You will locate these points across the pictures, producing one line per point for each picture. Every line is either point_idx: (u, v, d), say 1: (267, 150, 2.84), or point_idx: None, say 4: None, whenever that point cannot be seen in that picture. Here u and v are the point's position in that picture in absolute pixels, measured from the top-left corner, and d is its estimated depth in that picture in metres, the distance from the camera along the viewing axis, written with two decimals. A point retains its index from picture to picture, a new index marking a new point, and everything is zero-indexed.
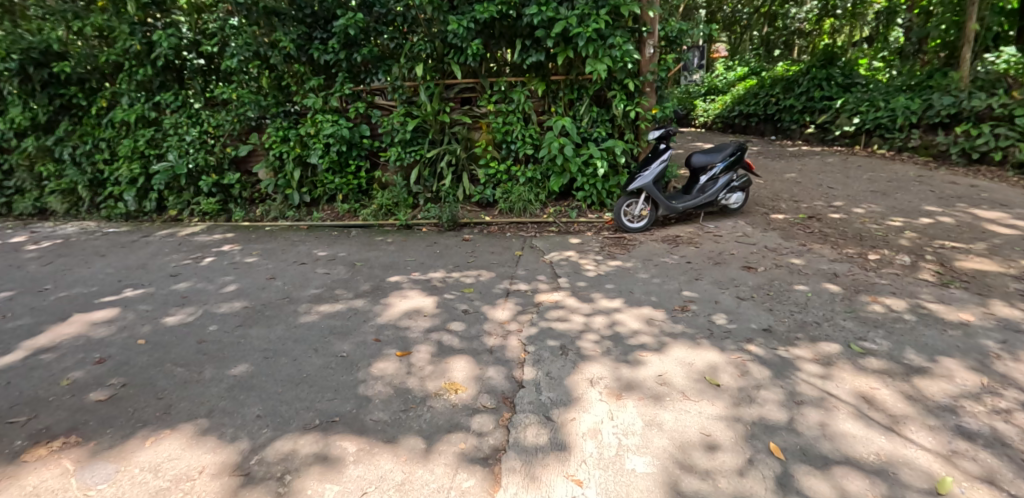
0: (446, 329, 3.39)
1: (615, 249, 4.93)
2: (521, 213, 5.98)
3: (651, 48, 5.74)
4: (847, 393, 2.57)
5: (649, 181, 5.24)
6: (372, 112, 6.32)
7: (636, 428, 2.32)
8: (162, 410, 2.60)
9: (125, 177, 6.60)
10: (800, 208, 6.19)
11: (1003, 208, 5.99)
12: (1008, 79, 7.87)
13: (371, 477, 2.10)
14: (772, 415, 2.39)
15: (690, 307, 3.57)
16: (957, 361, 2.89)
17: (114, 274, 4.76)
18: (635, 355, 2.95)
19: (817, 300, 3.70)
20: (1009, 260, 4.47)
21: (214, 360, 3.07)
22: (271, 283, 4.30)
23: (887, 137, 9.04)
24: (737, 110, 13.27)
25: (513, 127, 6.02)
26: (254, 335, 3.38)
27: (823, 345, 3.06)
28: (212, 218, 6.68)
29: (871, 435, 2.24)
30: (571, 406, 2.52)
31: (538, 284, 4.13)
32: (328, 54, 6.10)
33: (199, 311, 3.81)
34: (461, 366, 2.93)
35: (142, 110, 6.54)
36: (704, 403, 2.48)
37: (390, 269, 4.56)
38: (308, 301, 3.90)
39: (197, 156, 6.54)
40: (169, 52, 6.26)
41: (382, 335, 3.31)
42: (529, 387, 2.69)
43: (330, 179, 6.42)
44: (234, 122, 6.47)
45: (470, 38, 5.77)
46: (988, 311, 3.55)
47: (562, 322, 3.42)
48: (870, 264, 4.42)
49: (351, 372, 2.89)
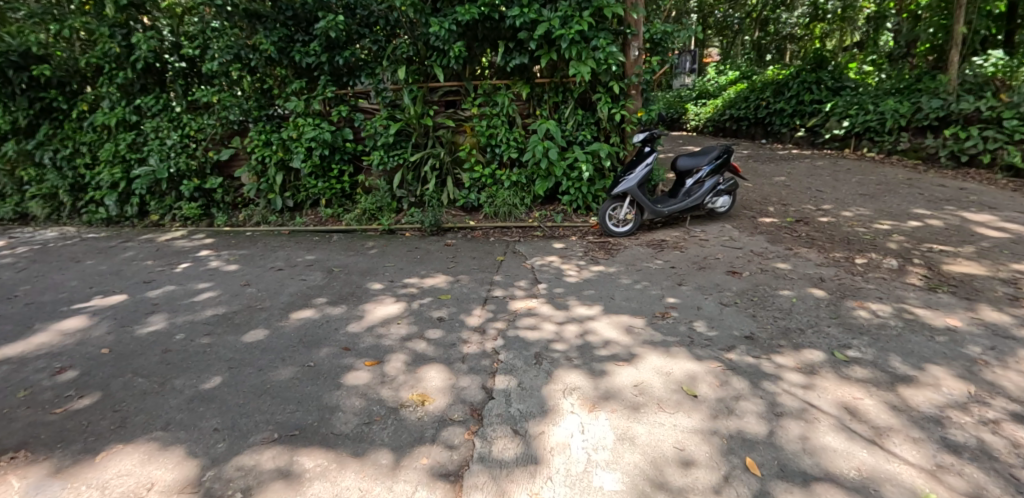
0: (421, 337, 3.27)
1: (598, 254, 4.84)
2: (506, 218, 5.88)
3: (635, 51, 5.66)
4: (830, 403, 2.47)
5: (634, 185, 5.15)
6: (355, 116, 6.24)
7: (607, 442, 2.20)
8: (117, 423, 2.44)
9: (106, 181, 6.47)
10: (789, 212, 6.14)
11: (992, 210, 5.96)
12: (996, 82, 7.92)
13: (327, 495, 1.97)
14: (751, 427, 2.27)
15: (670, 314, 3.48)
16: (944, 369, 2.83)
17: (87, 281, 4.62)
18: (609, 365, 2.84)
19: (801, 305, 3.62)
20: (998, 263, 4.43)
21: (177, 370, 2.90)
22: (246, 290, 4.17)
23: (876, 140, 9.04)
24: (727, 114, 13.26)
25: (498, 130, 5.94)
26: (222, 343, 3.23)
27: (807, 352, 2.96)
28: (193, 223, 6.52)
29: (853, 449, 2.15)
30: (544, 416, 2.41)
31: (516, 290, 4.03)
32: (309, 57, 5.93)
33: (169, 318, 3.67)
34: (431, 376, 2.80)
35: (123, 114, 6.41)
36: (679, 415, 2.36)
37: (367, 275, 4.44)
38: (280, 309, 3.77)
39: (178, 160, 6.41)
40: (148, 54, 6.18)
41: (353, 344, 3.17)
42: (499, 398, 2.57)
43: (313, 184, 6.32)
44: (217, 125, 6.39)
45: (453, 40, 5.67)
46: (976, 316, 3.50)
47: (534, 330, 3.31)
48: (857, 268, 4.35)
49: (316, 382, 2.74)
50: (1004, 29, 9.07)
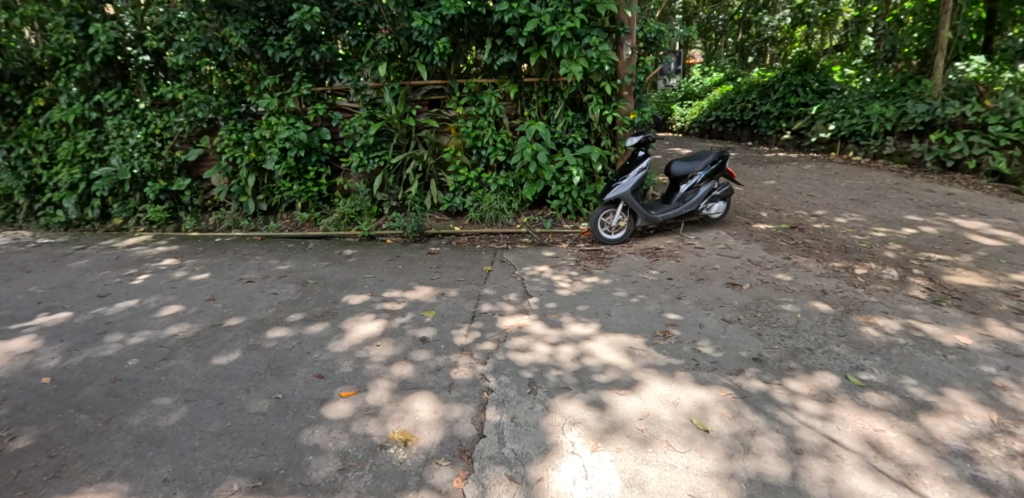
0: (403, 361, 2.98)
1: (591, 264, 4.60)
2: (493, 223, 5.62)
3: (629, 50, 5.43)
4: (851, 438, 2.27)
5: (627, 190, 4.92)
6: (332, 114, 5.90)
7: (613, 490, 1.95)
8: (52, 472, 2.10)
9: (65, 182, 6.02)
10: (782, 217, 5.99)
11: (982, 216, 5.89)
12: (979, 87, 7.89)
13: None
14: (771, 470, 2.06)
15: (672, 333, 3.25)
16: (962, 394, 2.66)
17: (35, 294, 4.22)
18: (611, 394, 2.60)
19: (807, 321, 3.43)
20: (997, 274, 4.32)
21: (127, 405, 2.57)
22: (211, 306, 3.83)
23: (862, 144, 9.02)
24: (713, 115, 13.21)
25: (484, 132, 5.68)
26: (179, 371, 2.90)
27: (819, 377, 2.77)
28: (159, 227, 6.11)
29: (883, 494, 1.94)
30: (543, 458, 2.15)
31: (506, 305, 3.77)
32: (283, 51, 5.62)
33: (123, 339, 3.31)
34: (415, 408, 2.53)
35: (82, 110, 5.98)
36: (691, 455, 2.13)
37: (345, 288, 4.14)
38: (248, 328, 3.44)
39: (142, 160, 6.00)
40: (108, 46, 5.74)
41: (327, 371, 2.87)
42: (491, 437, 2.30)
43: (288, 186, 5.98)
44: (184, 123, 6.00)
45: (437, 36, 5.38)
46: (985, 332, 3.35)
47: (526, 353, 3.05)
48: (858, 279, 4.20)
49: (284, 418, 2.44)
50: (983, 35, 9.10)
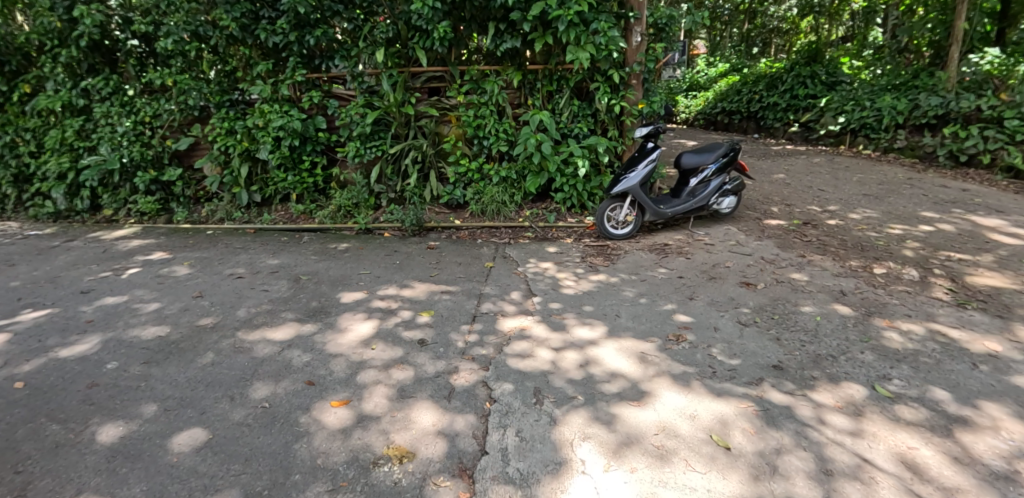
0: (400, 365, 2.80)
1: (596, 260, 4.41)
2: (494, 216, 5.43)
3: (638, 36, 5.22)
4: (885, 457, 2.09)
5: (635, 184, 4.72)
6: (328, 102, 5.70)
7: None
8: (16, 490, 1.93)
9: (53, 172, 5.80)
10: (794, 213, 5.80)
11: (1000, 214, 5.69)
12: (996, 80, 7.59)
13: None
14: (801, 494, 1.88)
15: (685, 337, 3.07)
16: (998, 407, 2.47)
17: (16, 290, 4.03)
18: (622, 405, 2.41)
19: (827, 325, 3.24)
20: (1022, 275, 4.12)
21: (102, 414, 2.39)
22: (199, 303, 3.64)
23: (873, 137, 8.79)
24: (719, 107, 12.94)
25: (485, 121, 5.45)
26: (161, 376, 2.71)
27: (845, 387, 2.59)
28: (150, 218, 5.93)
29: None
30: (552, 479, 1.98)
31: (509, 304, 3.59)
32: (277, 36, 5.35)
33: (104, 340, 3.13)
34: (413, 418, 2.34)
35: (69, 97, 5.76)
36: (713, 476, 1.96)
37: (339, 284, 3.95)
38: (237, 328, 3.26)
39: (131, 149, 5.78)
40: (94, 30, 5.49)
41: (318, 377, 2.69)
42: (495, 454, 2.12)
43: (283, 177, 5.76)
44: (175, 111, 5.77)
45: (437, 20, 5.13)
46: (1015, 338, 3.16)
47: (531, 358, 2.87)
48: (877, 280, 4.00)
49: (271, 431, 2.26)
50: (996, 27, 8.70)
